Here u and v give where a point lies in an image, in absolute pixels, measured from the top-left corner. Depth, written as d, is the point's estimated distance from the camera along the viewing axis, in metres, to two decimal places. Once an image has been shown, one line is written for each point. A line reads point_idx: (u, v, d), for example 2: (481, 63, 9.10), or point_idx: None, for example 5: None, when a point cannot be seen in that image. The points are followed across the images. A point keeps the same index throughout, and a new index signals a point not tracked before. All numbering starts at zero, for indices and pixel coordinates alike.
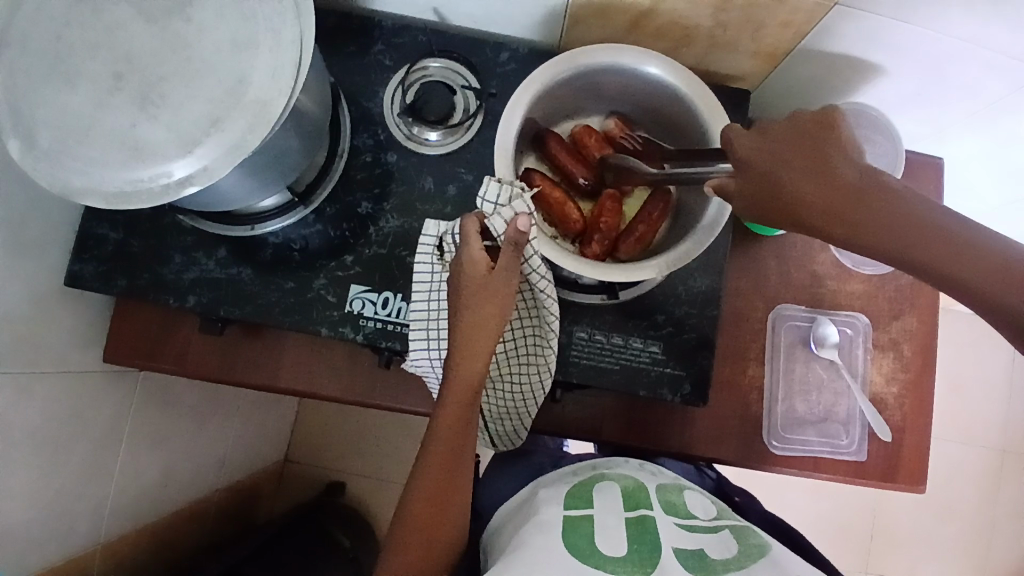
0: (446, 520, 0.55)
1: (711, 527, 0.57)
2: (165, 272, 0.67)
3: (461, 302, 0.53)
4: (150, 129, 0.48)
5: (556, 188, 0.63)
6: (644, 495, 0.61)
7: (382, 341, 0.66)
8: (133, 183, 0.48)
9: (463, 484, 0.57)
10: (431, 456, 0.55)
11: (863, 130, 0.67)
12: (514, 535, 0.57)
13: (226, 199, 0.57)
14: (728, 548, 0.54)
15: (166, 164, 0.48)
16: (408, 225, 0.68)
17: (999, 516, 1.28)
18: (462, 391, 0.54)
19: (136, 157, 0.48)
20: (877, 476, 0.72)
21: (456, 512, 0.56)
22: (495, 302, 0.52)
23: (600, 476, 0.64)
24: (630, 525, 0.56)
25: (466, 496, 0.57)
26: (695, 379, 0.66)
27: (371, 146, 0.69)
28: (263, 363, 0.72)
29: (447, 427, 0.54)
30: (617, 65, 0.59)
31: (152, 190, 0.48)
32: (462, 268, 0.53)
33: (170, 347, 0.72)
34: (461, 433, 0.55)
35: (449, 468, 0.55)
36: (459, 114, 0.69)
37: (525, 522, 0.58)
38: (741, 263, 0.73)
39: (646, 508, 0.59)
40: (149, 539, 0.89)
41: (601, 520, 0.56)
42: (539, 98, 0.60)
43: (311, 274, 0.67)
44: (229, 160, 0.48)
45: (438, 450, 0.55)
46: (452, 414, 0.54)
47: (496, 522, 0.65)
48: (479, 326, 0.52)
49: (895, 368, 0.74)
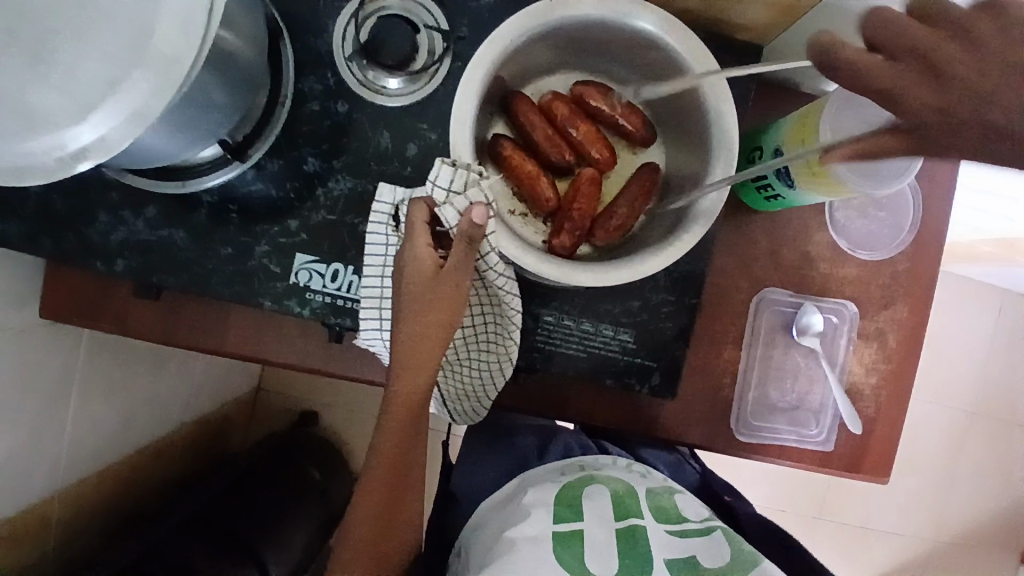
0: (397, 530, 0.54)
1: (703, 529, 0.58)
2: (90, 233, 0.60)
3: (406, 302, 0.47)
4: (36, 91, 0.39)
5: (527, 162, 0.54)
6: (634, 499, 0.60)
7: (330, 318, 0.60)
8: (23, 157, 0.40)
9: (416, 488, 0.54)
10: (377, 468, 0.51)
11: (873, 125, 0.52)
12: (496, 538, 0.57)
13: (150, 156, 0.50)
14: (720, 554, 0.56)
15: (58, 134, 0.40)
16: (360, 187, 0.60)
17: (957, 472, 1.32)
18: (406, 400, 0.49)
19: (24, 126, 0.40)
20: (842, 465, 0.70)
21: (407, 521, 0.54)
22: (444, 306, 0.47)
23: (589, 478, 0.62)
24: (621, 540, 0.56)
25: (418, 499, 0.55)
26: (666, 370, 0.62)
27: (320, 93, 0.60)
28: (207, 329, 0.66)
29: (392, 441, 0.51)
30: (607, 17, 0.50)
31: (47, 165, 0.40)
32: (404, 266, 0.47)
33: (108, 305, 0.66)
34: (407, 444, 0.51)
35: (398, 478, 0.52)
36: (422, 57, 0.59)
37: (509, 530, 0.56)
38: (729, 242, 0.67)
39: (637, 517, 0.58)
40: (110, 481, 0.89)
41: (591, 534, 0.56)
42: (511, 53, 0.50)
43: (251, 239, 0.60)
44: (129, 130, 0.40)
45: (385, 462, 0.51)
46: (398, 428, 0.50)
47: (473, 522, 0.63)
48: (422, 338, 0.47)
49: (877, 359, 0.70)
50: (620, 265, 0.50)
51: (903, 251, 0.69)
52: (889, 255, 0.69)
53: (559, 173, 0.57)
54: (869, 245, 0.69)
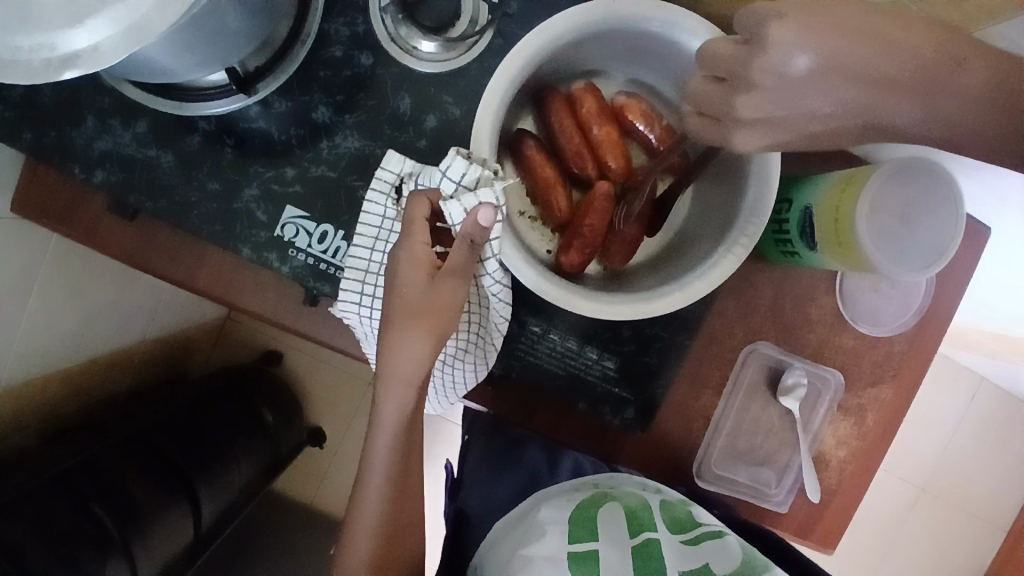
0: (400, 544, 0.51)
1: (717, 532, 0.55)
2: (73, 135, 0.56)
3: (395, 306, 0.46)
4: None
5: (548, 166, 0.51)
6: (648, 514, 0.57)
7: (310, 281, 0.56)
8: (5, 49, 0.36)
9: (416, 498, 0.52)
10: (372, 481, 0.49)
11: (914, 209, 0.50)
12: (511, 557, 0.55)
13: (154, 74, 0.45)
14: (732, 555, 0.52)
15: (48, 34, 0.36)
16: (368, 148, 0.56)
17: (894, 547, 1.26)
18: (406, 406, 0.47)
19: (12, 17, 0.36)
20: (791, 529, 0.69)
21: (409, 535, 0.52)
22: (436, 310, 0.45)
23: (601, 496, 0.59)
24: (635, 554, 0.53)
25: (417, 505, 0.52)
26: (640, 406, 0.64)
27: (345, 39, 0.56)
28: (179, 262, 0.61)
29: (390, 447, 0.48)
30: (667, 32, 0.46)
31: (31, 64, 0.36)
32: (399, 264, 0.46)
33: (77, 214, 0.61)
34: (405, 461, 0.49)
35: (396, 497, 0.49)
36: (463, 25, 0.55)
37: (522, 548, 0.54)
38: (733, 287, 0.65)
39: (650, 530, 0.55)
40: (59, 390, 0.85)
41: (605, 554, 0.53)
42: (556, 47, 0.47)
43: (241, 179, 0.56)
44: (126, 44, 0.36)
45: (388, 474, 0.48)
46: (393, 445, 0.48)
47: (489, 541, 0.61)
48: (418, 350, 0.45)
49: (851, 434, 0.68)
50: (619, 299, 0.47)
51: (903, 333, 0.67)
52: (888, 332, 0.67)
53: (579, 184, 0.54)
54: (872, 319, 0.66)
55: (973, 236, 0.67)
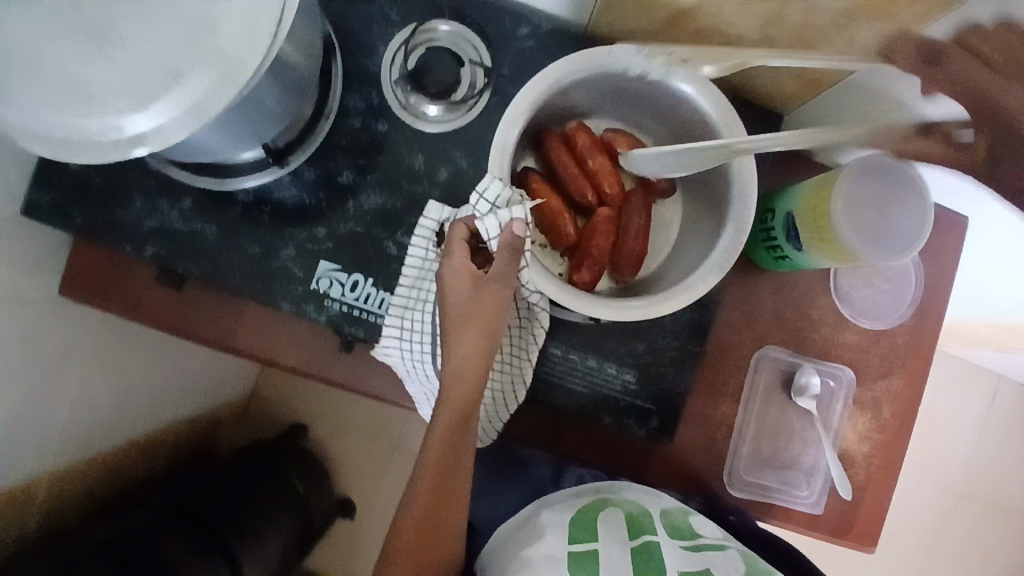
0: (440, 545, 0.54)
1: (717, 544, 0.59)
2: (122, 215, 0.63)
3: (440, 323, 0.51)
4: (100, 75, 0.42)
5: (555, 197, 0.57)
6: (649, 519, 0.60)
7: (346, 326, 0.62)
8: (81, 134, 0.43)
9: (458, 502, 0.55)
10: (417, 486, 0.52)
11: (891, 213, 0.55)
12: (512, 559, 0.58)
13: (200, 150, 0.52)
14: (733, 566, 0.57)
15: (117, 118, 0.42)
16: (390, 203, 0.62)
17: (942, 558, 1.23)
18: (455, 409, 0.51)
19: (84, 106, 0.42)
20: (829, 530, 0.70)
21: (449, 539, 0.54)
22: (484, 313, 0.51)
23: (602, 502, 0.63)
24: (636, 558, 0.57)
25: (462, 503, 0.55)
26: (663, 416, 0.66)
27: (362, 110, 0.63)
28: (218, 323, 0.67)
29: (438, 446, 0.52)
30: (647, 74, 0.53)
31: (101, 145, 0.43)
32: (446, 280, 0.52)
33: (125, 288, 0.67)
34: (449, 463, 0.52)
35: (434, 506, 0.52)
36: (464, 89, 0.62)
37: (524, 549, 0.58)
38: (736, 296, 0.69)
39: (651, 534, 0.59)
40: (98, 469, 0.87)
41: (607, 555, 0.57)
42: (551, 94, 0.54)
43: (278, 240, 0.62)
44: (187, 123, 0.43)
45: (429, 476, 0.52)
46: (439, 447, 0.52)
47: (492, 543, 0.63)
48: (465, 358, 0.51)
49: (871, 428, 0.70)
50: (635, 301, 0.52)
51: (903, 325, 0.71)
52: (889, 326, 0.71)
53: (581, 212, 0.60)
54: (871, 314, 0.70)
55: (954, 228, 0.71)
